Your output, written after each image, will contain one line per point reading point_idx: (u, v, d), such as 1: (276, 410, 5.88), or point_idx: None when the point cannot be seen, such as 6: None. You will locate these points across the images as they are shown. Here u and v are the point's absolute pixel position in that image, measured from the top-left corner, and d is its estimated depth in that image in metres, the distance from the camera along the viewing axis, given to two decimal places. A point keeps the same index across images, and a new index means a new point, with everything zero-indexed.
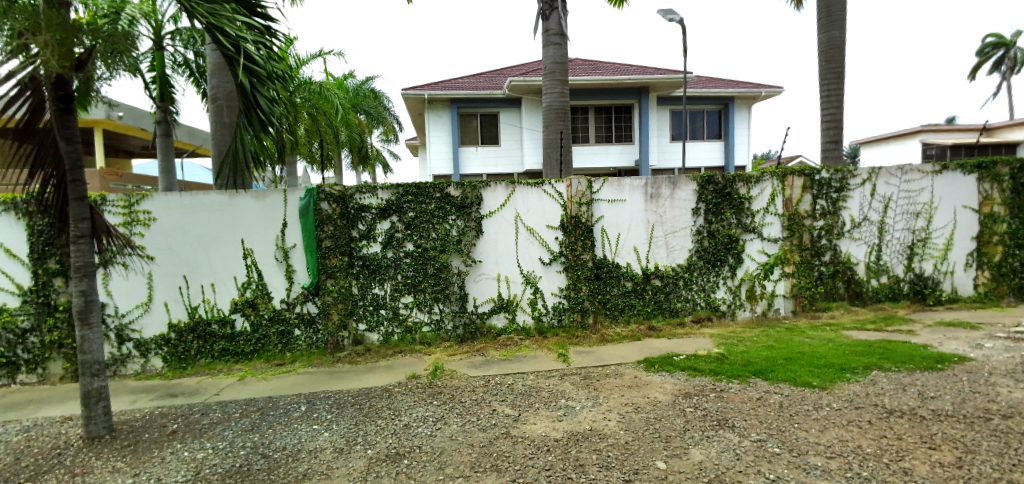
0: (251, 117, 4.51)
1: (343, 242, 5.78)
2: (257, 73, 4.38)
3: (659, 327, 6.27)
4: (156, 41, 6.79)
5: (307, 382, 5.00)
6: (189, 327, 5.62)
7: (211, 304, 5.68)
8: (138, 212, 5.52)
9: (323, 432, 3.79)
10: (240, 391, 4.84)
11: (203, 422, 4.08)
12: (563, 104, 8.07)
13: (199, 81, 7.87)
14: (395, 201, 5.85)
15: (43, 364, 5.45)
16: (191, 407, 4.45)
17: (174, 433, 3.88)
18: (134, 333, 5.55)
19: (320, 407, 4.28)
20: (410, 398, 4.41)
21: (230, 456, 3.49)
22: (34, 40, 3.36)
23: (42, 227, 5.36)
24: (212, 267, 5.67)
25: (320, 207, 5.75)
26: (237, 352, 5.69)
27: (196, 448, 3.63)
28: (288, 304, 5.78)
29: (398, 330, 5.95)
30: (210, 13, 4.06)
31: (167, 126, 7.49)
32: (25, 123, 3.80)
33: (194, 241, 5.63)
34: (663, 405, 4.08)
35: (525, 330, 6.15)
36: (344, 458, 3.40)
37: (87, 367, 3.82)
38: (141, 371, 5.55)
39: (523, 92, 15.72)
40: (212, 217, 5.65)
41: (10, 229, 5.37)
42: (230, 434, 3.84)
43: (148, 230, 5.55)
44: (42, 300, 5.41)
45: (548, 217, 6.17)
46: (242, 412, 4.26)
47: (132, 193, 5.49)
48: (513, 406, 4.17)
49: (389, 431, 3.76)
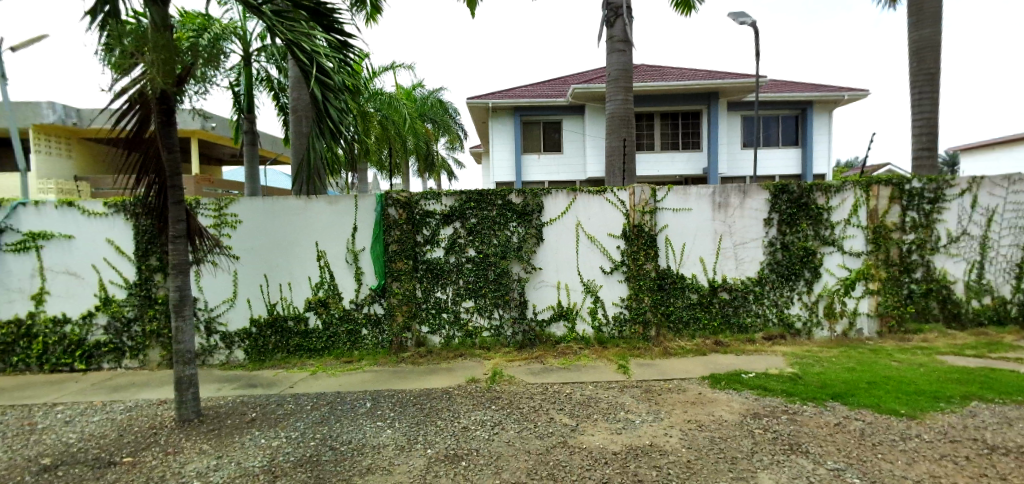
0: (323, 126, 4.74)
1: (408, 246, 5.99)
2: (330, 86, 4.66)
3: (726, 343, 6.00)
4: (244, 58, 7.37)
5: (371, 380, 5.20)
6: (269, 323, 6.01)
7: (288, 302, 6.06)
8: (226, 215, 5.98)
9: (386, 429, 3.94)
10: (312, 385, 5.12)
11: (279, 412, 4.35)
12: (626, 110, 7.94)
13: (279, 95, 8.46)
14: (458, 207, 5.99)
15: (144, 351, 6.03)
16: (268, 398, 4.77)
17: (253, 421, 4.17)
18: (221, 326, 6.02)
19: (384, 405, 4.45)
20: (469, 402, 4.49)
21: (302, 445, 3.69)
22: (142, 60, 3.76)
23: (146, 227, 5.96)
24: (290, 267, 6.05)
25: (388, 212, 6.01)
26: (310, 348, 6.03)
27: (272, 436, 3.87)
28: (357, 304, 6.05)
29: (459, 333, 6.08)
30: (288, 30, 4.35)
31: (252, 135, 8.10)
32: (134, 134, 4.24)
33: (273, 244, 6.03)
34: (729, 425, 3.90)
35: (585, 340, 6.09)
36: (405, 456, 3.49)
37: (181, 356, 4.17)
38: (226, 361, 6.00)
39: (587, 100, 15.65)
40: (290, 220, 6.03)
41: (120, 229, 6.01)
42: (302, 425, 4.06)
43: (235, 232, 6.00)
44: (144, 293, 6.00)
45: (610, 226, 6.10)
46: (313, 405, 4.52)
47: (221, 198, 5.97)
48: (571, 415, 4.14)
49: (448, 432, 3.84)
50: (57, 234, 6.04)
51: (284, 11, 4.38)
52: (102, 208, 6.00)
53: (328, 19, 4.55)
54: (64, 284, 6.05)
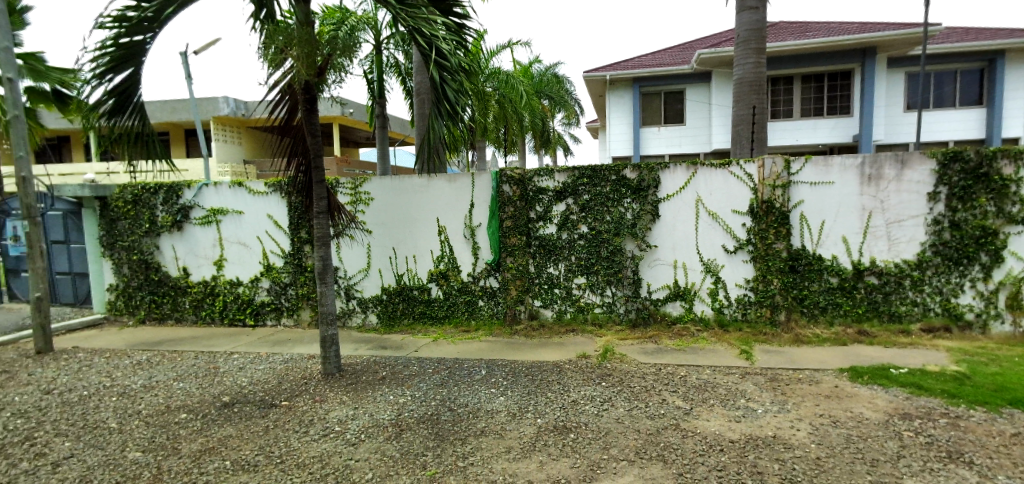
0: (440, 107, 4.99)
1: (522, 222, 6.13)
2: (447, 68, 4.85)
3: (872, 333, 5.33)
4: (375, 46, 7.93)
5: (487, 350, 5.47)
6: (397, 291, 6.57)
7: (413, 273, 6.55)
8: (361, 193, 6.60)
9: (499, 396, 4.14)
10: (434, 350, 5.53)
11: (406, 372, 4.78)
12: (759, 75, 7.24)
13: (405, 80, 9.00)
14: (571, 184, 5.97)
15: (298, 311, 6.94)
16: (397, 359, 5.26)
17: (384, 379, 4.63)
18: (357, 292, 6.71)
19: (498, 373, 4.67)
20: (580, 377, 4.53)
21: (424, 404, 4.00)
22: (291, 55, 4.23)
23: (297, 203, 6.79)
24: (415, 241, 6.52)
25: (503, 189, 6.19)
26: (432, 316, 6.49)
27: (399, 394, 4.25)
28: (474, 277, 6.36)
29: (570, 309, 6.13)
30: (410, 17, 4.60)
31: (383, 119, 8.80)
32: (284, 122, 4.81)
33: (400, 219, 6.53)
34: (871, 424, 3.49)
35: (703, 322, 5.80)
36: (516, 423, 3.63)
37: (325, 317, 4.73)
38: (362, 324, 6.69)
39: (714, 65, 14.51)
40: (415, 197, 6.47)
41: (277, 205, 6.92)
42: (425, 386, 4.42)
43: (368, 208, 6.61)
44: (297, 261, 6.88)
45: (734, 202, 5.68)
46: (434, 368, 4.88)
47: (356, 178, 6.59)
48: (685, 398, 4.00)
49: (558, 404, 3.93)
50: (231, 210, 7.14)
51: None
52: (264, 188, 6.96)
53: (445, 3, 4.83)
54: (237, 253, 7.15)
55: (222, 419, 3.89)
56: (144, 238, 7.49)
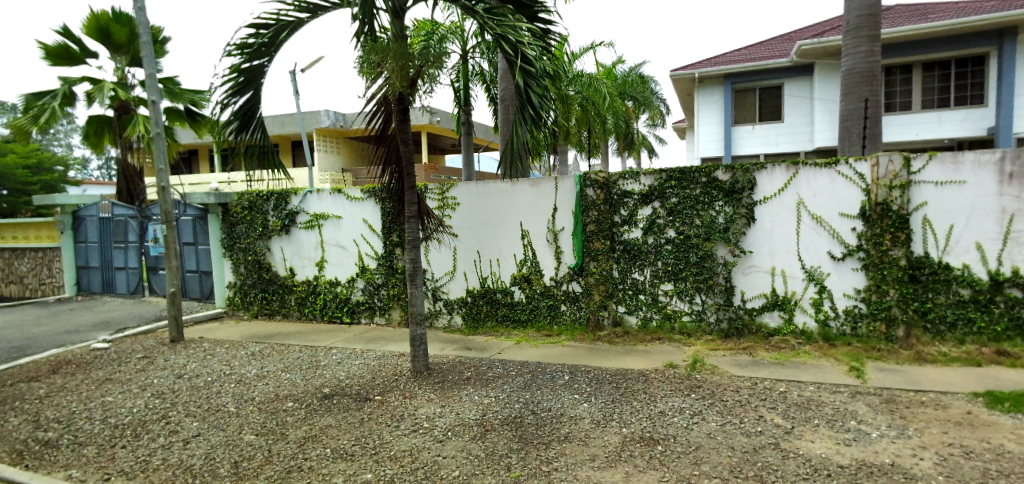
0: (524, 113, 4.92)
1: (606, 227, 6.04)
2: (532, 73, 4.83)
3: (1015, 353, 4.62)
4: (461, 56, 8.20)
5: (570, 355, 5.43)
6: (481, 294, 6.73)
7: (496, 276, 6.67)
8: (448, 198, 6.83)
9: (583, 402, 4.09)
10: (517, 353, 5.58)
11: (490, 374, 4.87)
12: (871, 65, 6.59)
13: (490, 87, 9.22)
14: (658, 186, 5.79)
15: (389, 311, 7.31)
16: (481, 360, 5.37)
17: (469, 379, 4.74)
18: (444, 294, 6.96)
19: (581, 379, 4.62)
20: (667, 387, 4.37)
21: (508, 406, 4.05)
22: (386, 68, 4.48)
23: (389, 208, 7.17)
24: (499, 245, 6.64)
25: (586, 193, 6.13)
26: (515, 319, 6.56)
27: (484, 395, 4.33)
28: (556, 281, 6.35)
29: (656, 316, 5.93)
30: (497, 26, 4.78)
31: (469, 126, 9.06)
32: (380, 131, 5.10)
33: (485, 223, 6.68)
34: (1015, 458, 3.03)
35: (805, 334, 5.37)
36: (600, 431, 3.56)
37: (414, 317, 4.93)
38: (448, 325, 6.92)
39: (817, 56, 13.42)
40: (499, 202, 6.59)
41: (372, 210, 7.36)
42: (509, 388, 4.47)
43: (454, 213, 6.83)
44: (388, 264, 7.26)
45: (841, 204, 5.21)
46: (518, 371, 4.93)
47: (444, 183, 6.84)
48: (784, 416, 3.72)
49: (644, 414, 3.81)
50: (331, 215, 7.69)
51: (494, 8, 4.86)
52: (360, 194, 7.44)
53: (531, 9, 4.97)
54: (336, 255, 7.68)
55: (323, 410, 4.19)
56: (258, 241, 8.27)
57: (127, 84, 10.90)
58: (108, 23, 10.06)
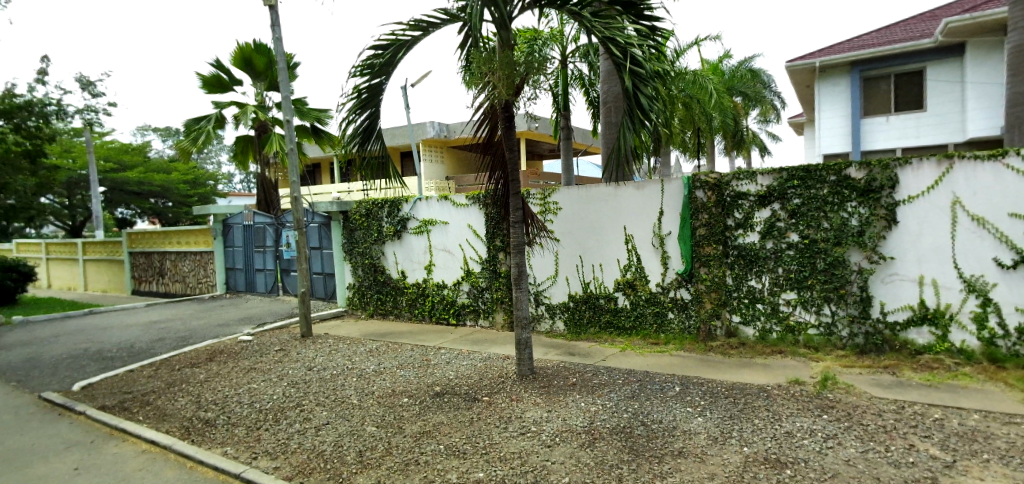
0: (632, 116, 4.88)
1: (718, 231, 5.69)
2: (641, 75, 4.76)
3: None
4: (561, 61, 8.22)
5: (680, 365, 5.19)
6: (583, 299, 6.66)
7: (599, 281, 6.57)
8: (550, 203, 6.85)
9: (697, 416, 3.87)
10: (623, 361, 5.44)
11: (596, 381, 4.80)
12: None
13: (588, 90, 9.17)
14: (778, 187, 5.35)
15: (493, 314, 7.48)
16: (586, 367, 5.31)
17: (575, 385, 4.70)
18: (546, 299, 6.99)
19: (694, 392, 4.39)
20: (793, 405, 4.00)
21: (617, 415, 3.94)
22: (492, 78, 4.60)
23: (493, 214, 7.35)
24: (602, 250, 6.54)
25: (696, 195, 5.84)
26: (619, 326, 6.40)
27: (590, 402, 4.26)
28: (663, 288, 6.11)
29: (777, 327, 5.48)
30: (604, 29, 4.69)
31: (568, 131, 9.11)
32: (485, 140, 5.22)
33: (588, 228, 6.62)
34: None
35: (964, 354, 4.65)
36: (719, 448, 3.34)
37: (519, 321, 4.98)
38: (550, 329, 6.95)
39: (970, 34, 11.66)
40: (602, 206, 6.49)
41: (476, 216, 7.60)
42: (616, 396, 4.36)
43: (556, 218, 6.83)
44: (492, 268, 7.44)
45: (1011, 202, 4.45)
46: (625, 380, 4.80)
47: (546, 189, 6.88)
48: (943, 448, 3.23)
49: (768, 434, 3.52)
50: (439, 221, 8.06)
51: (600, 11, 4.80)
52: (465, 200, 7.72)
53: (637, 7, 4.76)
54: (443, 258, 8.03)
55: (435, 407, 4.38)
56: (373, 246, 8.89)
57: (265, 107, 12.30)
58: (250, 54, 11.45)
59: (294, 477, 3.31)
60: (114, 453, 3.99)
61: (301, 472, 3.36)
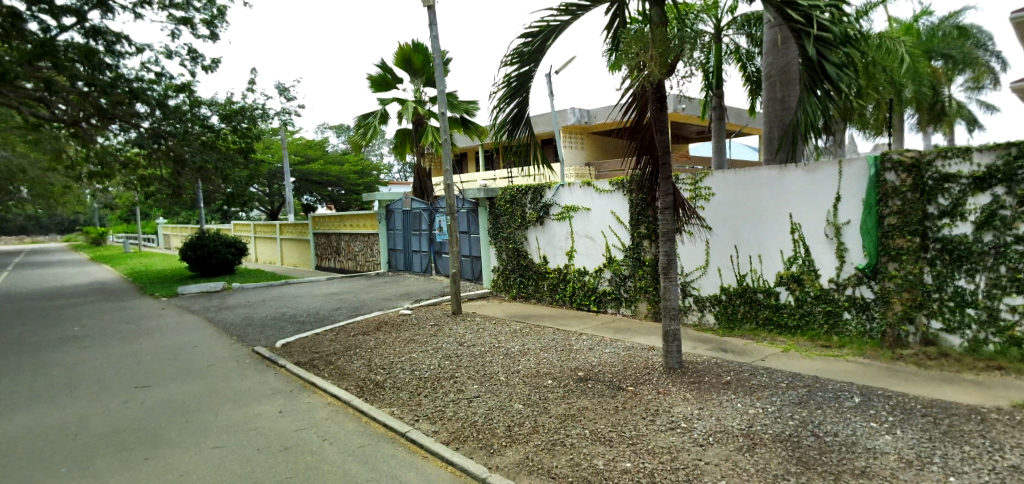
0: (818, 87, 4.33)
1: (914, 220, 4.82)
2: (828, 40, 4.17)
3: None
4: (716, 34, 7.59)
5: (859, 373, 4.53)
6: (738, 292, 6.17)
7: (757, 274, 6.01)
8: (701, 189, 6.43)
9: (883, 434, 3.34)
10: (786, 363, 4.92)
11: (754, 382, 4.40)
12: None
13: (746, 63, 8.40)
14: (1003, 166, 4.35)
15: (636, 303, 7.27)
16: (741, 365, 4.90)
17: (729, 384, 4.37)
18: (694, 290, 6.62)
19: (878, 405, 3.80)
20: (1020, 435, 3.25)
21: (781, 422, 3.57)
22: (644, 58, 4.36)
23: (638, 200, 7.09)
24: (762, 239, 5.96)
25: (885, 178, 5.00)
26: (781, 324, 5.80)
27: (748, 404, 3.92)
28: (837, 284, 5.38)
29: (996, 338, 4.49)
30: None
31: (721, 110, 8.42)
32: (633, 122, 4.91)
33: (745, 216, 6.08)
34: None
35: None
36: (914, 474, 2.84)
37: (667, 311, 4.75)
38: (699, 322, 6.57)
39: None
40: (763, 192, 5.90)
41: (620, 202, 7.41)
42: (779, 401, 3.96)
43: (708, 204, 6.39)
44: (637, 256, 7.20)
45: None
46: (789, 383, 4.33)
47: (697, 173, 6.46)
48: None
49: (984, 466, 2.90)
50: (581, 207, 8.04)
51: None
52: (609, 186, 7.57)
53: None
54: (585, 245, 8.00)
55: (579, 392, 4.40)
56: (517, 231, 9.18)
57: (422, 102, 13.33)
58: (410, 53, 12.46)
59: (450, 442, 3.57)
60: (307, 402, 4.69)
61: (457, 438, 3.62)
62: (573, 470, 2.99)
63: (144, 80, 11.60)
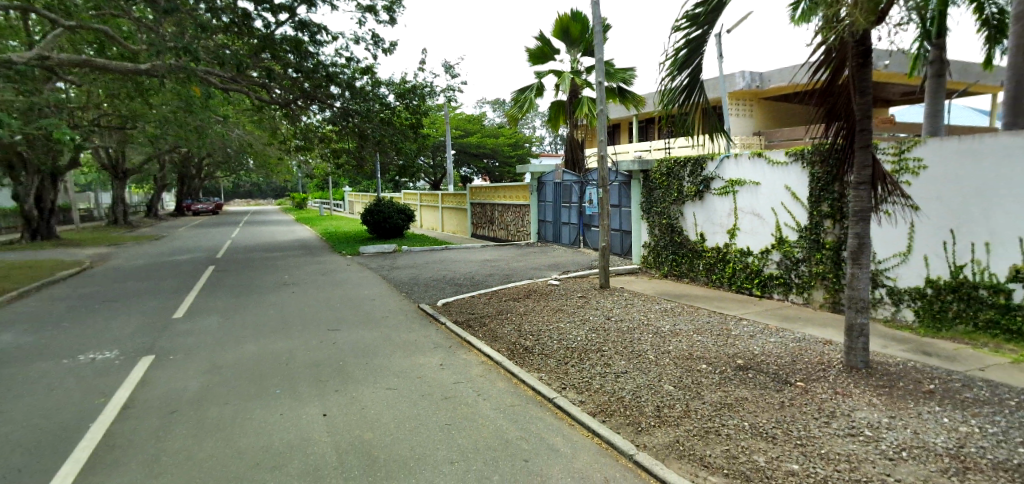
0: None
1: None
2: None
3: None
4: None
5: None
6: (951, 287, 5.12)
7: (982, 266, 4.90)
8: (908, 160, 5.42)
9: None
10: (1016, 376, 3.97)
11: (968, 395, 3.62)
12: None
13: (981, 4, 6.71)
14: None
15: (810, 290, 6.44)
16: (950, 373, 4.07)
17: (933, 394, 3.65)
18: (889, 280, 5.67)
19: None
20: None
21: (1007, 447, 2.88)
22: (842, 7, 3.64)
23: (821, 174, 6.20)
24: (992, 224, 4.82)
25: None
26: (1011, 329, 4.64)
27: (959, 420, 3.24)
28: None
29: None
30: None
31: (941, 65, 6.76)
32: (826, 84, 4.25)
33: (970, 194, 4.97)
34: None
35: None
36: None
37: (854, 302, 4.12)
38: (892, 318, 5.62)
39: None
40: (999, 164, 4.74)
41: (797, 176, 6.57)
42: (1004, 422, 3.21)
43: (916, 179, 5.37)
44: (814, 237, 6.33)
45: None
46: (1022, 403, 3.48)
47: (904, 141, 5.45)
48: None
49: None
50: (749, 181, 7.32)
51: None
52: (784, 158, 6.74)
53: None
54: (750, 223, 7.29)
55: (738, 381, 4.06)
56: (673, 206, 8.70)
57: (578, 72, 13.15)
58: (569, 22, 12.31)
59: (597, 414, 3.57)
60: (464, 359, 5.06)
61: (604, 411, 3.60)
62: (729, 462, 2.79)
63: (338, 65, 13.23)
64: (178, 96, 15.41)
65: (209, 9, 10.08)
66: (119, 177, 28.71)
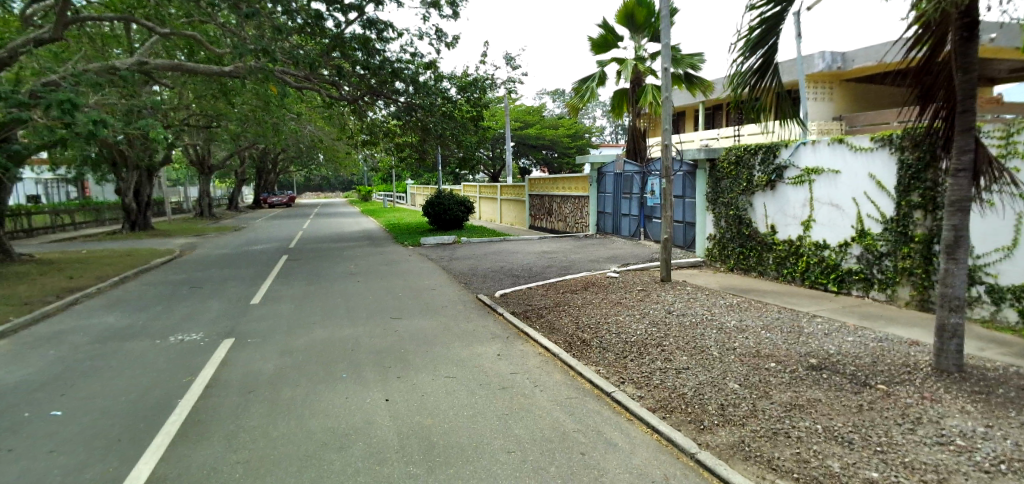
0: None
1: None
2: None
3: None
4: None
5: None
6: None
7: None
8: (1017, 143, 4.86)
9: None
10: None
11: None
12: None
13: None
14: None
15: (894, 287, 5.96)
16: None
17: None
18: (989, 277, 5.14)
19: None
20: None
21: None
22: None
23: (910, 161, 5.69)
24: None
25: None
26: None
27: None
28: None
29: None
30: None
31: None
32: (924, 60, 3.87)
33: None
34: None
35: None
36: None
37: (947, 301, 3.76)
38: (991, 319, 5.10)
39: None
40: None
41: (883, 163, 6.07)
42: None
43: None
44: (901, 229, 5.83)
45: None
46: None
47: (1013, 122, 4.89)
48: None
49: None
50: (827, 169, 6.86)
51: None
52: (869, 143, 6.24)
53: None
54: (828, 214, 6.83)
55: (810, 381, 3.82)
56: (741, 196, 8.30)
57: (642, 59, 12.79)
58: (633, 8, 11.98)
59: (657, 410, 3.48)
60: (521, 350, 5.08)
61: (664, 407, 3.51)
62: (800, 466, 2.64)
63: (403, 61, 13.57)
64: (256, 95, 16.39)
65: (285, 11, 10.62)
66: (205, 172, 31.00)
